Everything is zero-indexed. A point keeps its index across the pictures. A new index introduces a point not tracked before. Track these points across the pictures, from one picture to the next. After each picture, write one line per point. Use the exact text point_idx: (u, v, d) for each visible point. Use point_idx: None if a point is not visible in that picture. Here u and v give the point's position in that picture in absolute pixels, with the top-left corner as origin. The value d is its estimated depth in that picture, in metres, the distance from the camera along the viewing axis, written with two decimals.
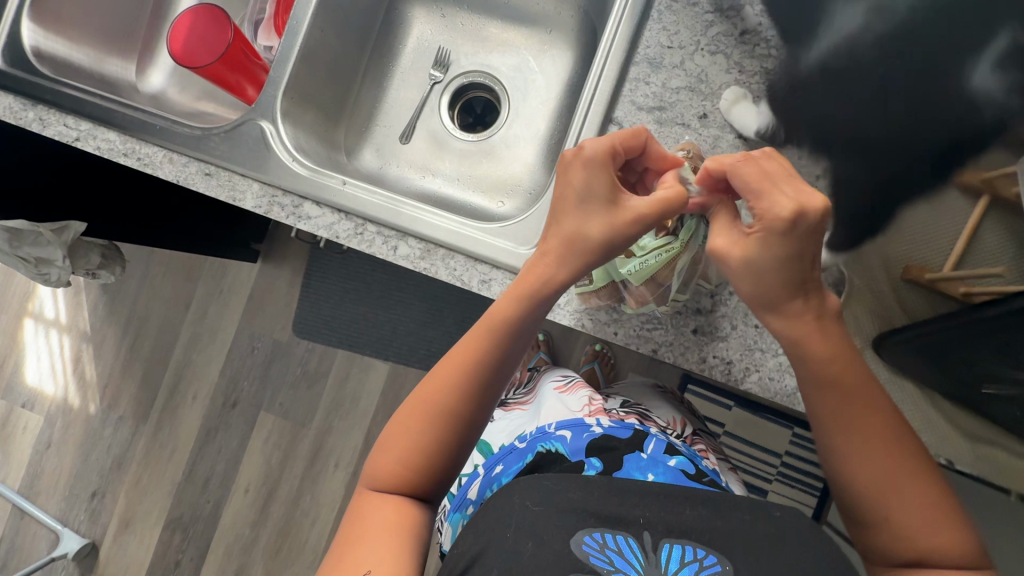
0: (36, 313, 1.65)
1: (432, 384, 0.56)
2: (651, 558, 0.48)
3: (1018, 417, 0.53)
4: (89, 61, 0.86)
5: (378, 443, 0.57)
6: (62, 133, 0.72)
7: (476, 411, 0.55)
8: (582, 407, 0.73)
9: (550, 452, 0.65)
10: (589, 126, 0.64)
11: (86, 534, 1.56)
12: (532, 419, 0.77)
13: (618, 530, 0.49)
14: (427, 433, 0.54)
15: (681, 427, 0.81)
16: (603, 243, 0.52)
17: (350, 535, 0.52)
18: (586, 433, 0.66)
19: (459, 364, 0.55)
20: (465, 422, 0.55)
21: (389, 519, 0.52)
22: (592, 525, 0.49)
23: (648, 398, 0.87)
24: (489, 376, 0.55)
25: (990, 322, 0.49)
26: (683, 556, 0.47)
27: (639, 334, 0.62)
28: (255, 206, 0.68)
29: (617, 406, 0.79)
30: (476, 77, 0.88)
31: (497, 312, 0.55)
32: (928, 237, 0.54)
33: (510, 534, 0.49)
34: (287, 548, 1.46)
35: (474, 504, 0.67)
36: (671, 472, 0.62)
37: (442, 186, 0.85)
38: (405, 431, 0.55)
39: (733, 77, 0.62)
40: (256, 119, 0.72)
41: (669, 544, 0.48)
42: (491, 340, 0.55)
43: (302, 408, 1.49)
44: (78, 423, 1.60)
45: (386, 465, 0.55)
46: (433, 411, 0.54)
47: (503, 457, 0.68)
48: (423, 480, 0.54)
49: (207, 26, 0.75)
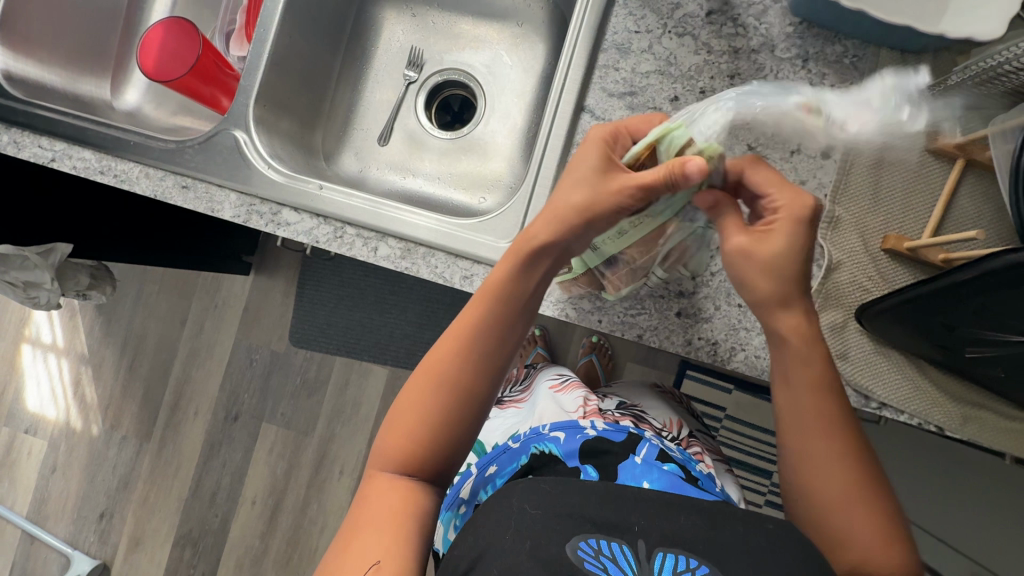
0: (34, 338, 1.66)
1: (435, 354, 0.56)
2: (644, 566, 0.47)
3: (1003, 378, 0.53)
4: (61, 81, 0.86)
5: (386, 424, 0.57)
6: (37, 154, 0.72)
7: (477, 386, 0.55)
8: (577, 407, 0.73)
9: (544, 453, 0.66)
10: (561, 116, 0.64)
11: (97, 555, 1.56)
12: (526, 417, 0.77)
13: (613, 538, 0.49)
14: (430, 409, 0.54)
15: (677, 429, 0.79)
16: (585, 207, 0.50)
17: (353, 521, 0.52)
18: (579, 434, 0.66)
19: (455, 338, 0.55)
20: (471, 397, 0.55)
21: (396, 507, 0.52)
22: (587, 531, 0.49)
23: (646, 398, 0.87)
24: (490, 351, 0.55)
25: (966, 285, 0.47)
26: (677, 565, 0.46)
27: (623, 319, 0.62)
28: (233, 215, 0.68)
29: (612, 407, 0.79)
30: (451, 75, 0.88)
31: (490, 284, 0.55)
32: (904, 213, 0.58)
33: (508, 538, 0.49)
34: (297, 557, 1.47)
35: (467, 503, 0.68)
36: (666, 477, 0.62)
37: (422, 185, 0.85)
38: (411, 403, 0.55)
39: (701, 58, 0.62)
40: (229, 129, 0.72)
41: (663, 552, 0.47)
42: (487, 313, 0.55)
43: (305, 417, 1.49)
44: (81, 445, 1.60)
45: (391, 443, 0.55)
46: (434, 382, 0.55)
47: (497, 457, 0.68)
48: (430, 459, 0.54)
49: (176, 39, 0.74)
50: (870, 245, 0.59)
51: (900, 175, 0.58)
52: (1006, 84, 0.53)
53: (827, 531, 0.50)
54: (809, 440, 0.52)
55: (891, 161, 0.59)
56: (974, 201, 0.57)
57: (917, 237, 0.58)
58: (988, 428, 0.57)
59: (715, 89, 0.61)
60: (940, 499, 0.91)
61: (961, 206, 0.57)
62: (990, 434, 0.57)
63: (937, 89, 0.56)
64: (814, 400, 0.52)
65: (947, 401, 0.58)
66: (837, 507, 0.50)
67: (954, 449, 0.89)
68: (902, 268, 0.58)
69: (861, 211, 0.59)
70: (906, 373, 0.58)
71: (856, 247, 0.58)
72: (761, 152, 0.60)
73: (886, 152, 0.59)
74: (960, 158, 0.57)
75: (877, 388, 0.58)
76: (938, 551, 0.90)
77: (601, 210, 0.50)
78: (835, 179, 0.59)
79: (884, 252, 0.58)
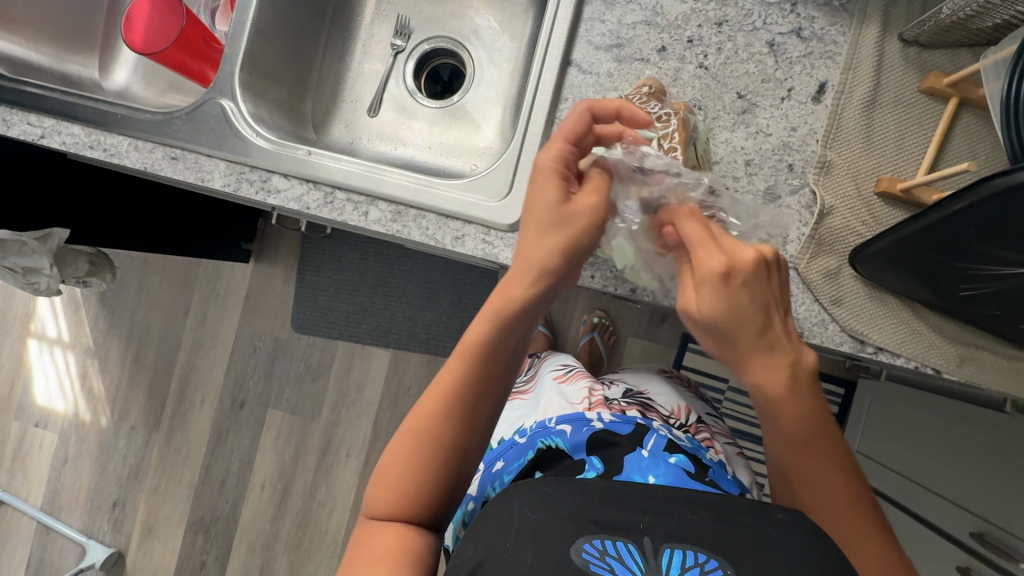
0: (39, 333, 1.67)
1: (416, 416, 0.53)
2: (652, 564, 0.43)
3: (998, 316, 0.52)
4: (49, 61, 0.87)
5: (374, 476, 0.54)
6: (27, 132, 0.72)
7: (465, 432, 0.52)
8: (582, 399, 0.73)
9: (550, 448, 0.64)
10: (548, 71, 0.63)
11: (112, 544, 1.59)
12: (530, 411, 0.76)
13: (618, 536, 0.44)
14: (418, 466, 0.52)
15: (685, 415, 0.76)
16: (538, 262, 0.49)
17: (351, 557, 0.51)
18: (586, 427, 0.65)
19: (434, 395, 0.53)
20: (455, 453, 0.52)
21: (393, 546, 0.50)
22: (591, 531, 0.45)
23: (653, 383, 0.83)
24: (470, 413, 0.52)
25: (962, 216, 0.46)
26: (684, 561, 0.43)
27: (616, 275, 0.62)
28: (223, 184, 0.68)
29: (618, 396, 0.77)
30: (439, 43, 0.87)
31: (467, 346, 0.52)
32: (897, 154, 0.58)
33: (510, 543, 0.45)
34: (308, 540, 1.49)
35: (475, 499, 0.65)
36: (672, 472, 0.60)
37: (414, 154, 0.85)
38: (395, 464, 0.52)
39: (688, 6, 0.61)
40: (216, 98, 0.72)
41: (670, 549, 0.43)
42: (459, 369, 0.52)
43: (311, 402, 1.50)
44: (91, 436, 1.62)
45: (385, 494, 0.52)
46: (417, 445, 0.52)
47: (503, 453, 0.66)
48: (426, 504, 0.52)
49: (159, 10, 0.74)
50: (864, 189, 0.58)
51: (893, 117, 0.58)
52: (997, 17, 0.52)
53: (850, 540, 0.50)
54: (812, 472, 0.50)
55: (882, 102, 0.58)
56: (968, 140, 0.56)
57: (911, 177, 0.57)
58: (986, 368, 0.57)
59: (703, 37, 0.61)
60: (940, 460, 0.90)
61: (954, 146, 0.57)
62: (988, 375, 0.57)
63: (928, 24, 0.55)
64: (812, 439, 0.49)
65: (944, 344, 0.57)
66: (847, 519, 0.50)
67: (957, 408, 0.88)
68: (895, 210, 0.58)
69: (853, 154, 0.58)
70: (901, 317, 0.58)
71: (848, 189, 0.58)
72: (751, 99, 0.60)
73: (878, 93, 0.58)
74: (953, 96, 0.56)
75: (871, 332, 0.58)
76: (941, 512, 0.89)
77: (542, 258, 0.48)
78: (826, 123, 0.58)
79: (877, 194, 0.58)
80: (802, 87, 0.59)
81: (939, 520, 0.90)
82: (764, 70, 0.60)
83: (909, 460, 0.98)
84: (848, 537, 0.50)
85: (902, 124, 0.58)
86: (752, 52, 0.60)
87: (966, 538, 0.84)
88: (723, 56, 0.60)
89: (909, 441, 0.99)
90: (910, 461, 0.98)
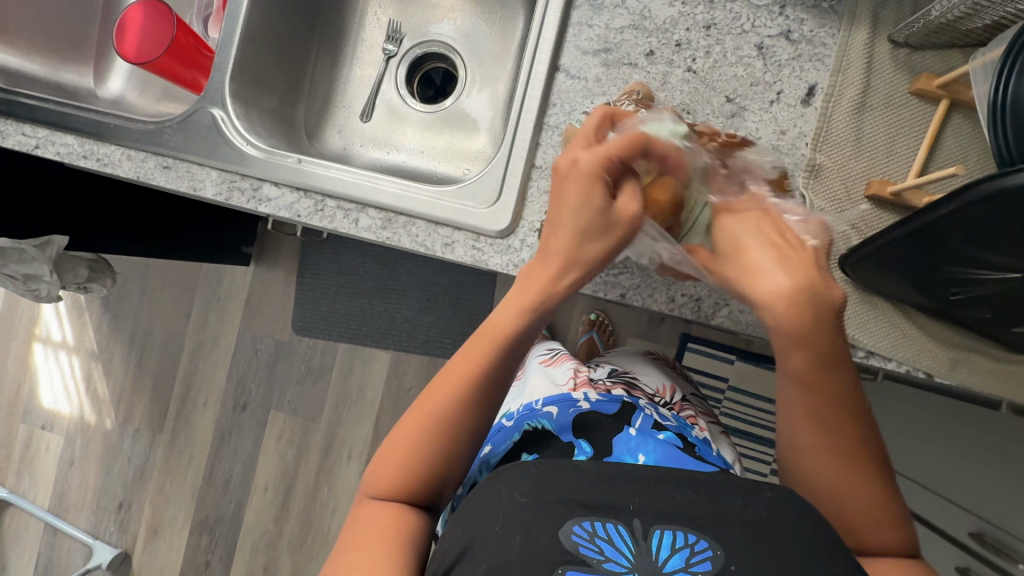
0: (44, 337, 1.69)
1: (432, 394, 0.52)
2: (642, 546, 0.44)
3: (988, 317, 0.52)
4: (43, 70, 0.87)
5: (375, 456, 0.54)
6: (21, 142, 0.73)
7: (478, 412, 0.52)
8: (567, 380, 0.72)
9: (537, 429, 0.64)
10: (536, 76, 0.63)
11: (118, 544, 1.61)
12: (517, 395, 0.75)
13: (607, 518, 0.45)
14: (426, 447, 0.51)
15: (670, 394, 0.76)
16: (574, 254, 0.52)
17: (346, 536, 0.50)
18: (573, 408, 0.64)
19: (457, 381, 0.52)
20: (464, 434, 0.52)
21: (389, 524, 0.50)
22: (580, 514, 0.45)
23: (638, 365, 0.83)
24: (490, 395, 0.52)
25: (945, 222, 0.46)
26: (674, 542, 0.43)
27: (604, 280, 0.62)
28: (215, 193, 0.69)
29: (604, 375, 0.77)
30: (430, 48, 0.87)
31: (499, 331, 0.52)
32: (888, 157, 0.57)
33: (497, 527, 0.45)
34: (311, 539, 1.50)
35: (464, 485, 0.65)
36: (661, 449, 0.60)
37: (406, 159, 0.85)
38: (401, 444, 0.52)
39: (676, 10, 0.61)
40: (206, 107, 0.72)
41: (660, 530, 0.44)
42: (485, 367, 0.52)
43: (312, 404, 1.51)
44: (96, 439, 1.64)
45: (387, 473, 0.52)
46: (428, 425, 0.51)
47: (491, 437, 0.66)
48: (427, 484, 0.51)
49: (151, 20, 0.74)
50: (854, 193, 0.58)
51: (883, 120, 0.57)
52: (986, 18, 0.51)
53: (848, 501, 0.48)
54: (819, 421, 0.48)
55: (870, 105, 0.57)
56: (959, 142, 0.56)
57: (901, 180, 0.57)
58: (978, 371, 0.56)
59: (691, 40, 0.60)
60: (942, 457, 0.90)
61: (945, 147, 0.56)
62: (980, 378, 0.56)
63: (917, 26, 0.54)
64: (823, 380, 0.47)
65: (934, 347, 0.57)
66: (850, 476, 0.48)
67: (954, 405, 0.87)
68: (887, 214, 0.57)
69: (843, 158, 0.57)
70: (890, 319, 0.57)
71: (837, 194, 0.57)
72: (739, 103, 0.59)
73: (868, 95, 0.57)
74: (943, 98, 0.55)
75: (861, 336, 0.57)
76: (942, 508, 0.89)
77: (585, 252, 0.51)
78: (816, 126, 0.58)
79: (868, 198, 0.57)
80: (791, 90, 0.59)
81: (942, 515, 0.89)
82: (753, 71, 0.59)
83: (910, 458, 0.98)
84: (845, 495, 0.48)
85: (893, 128, 0.57)
86: (740, 55, 0.59)
87: (965, 537, 0.84)
88: (711, 59, 0.60)
89: (909, 438, 0.98)
90: (912, 458, 0.98)
